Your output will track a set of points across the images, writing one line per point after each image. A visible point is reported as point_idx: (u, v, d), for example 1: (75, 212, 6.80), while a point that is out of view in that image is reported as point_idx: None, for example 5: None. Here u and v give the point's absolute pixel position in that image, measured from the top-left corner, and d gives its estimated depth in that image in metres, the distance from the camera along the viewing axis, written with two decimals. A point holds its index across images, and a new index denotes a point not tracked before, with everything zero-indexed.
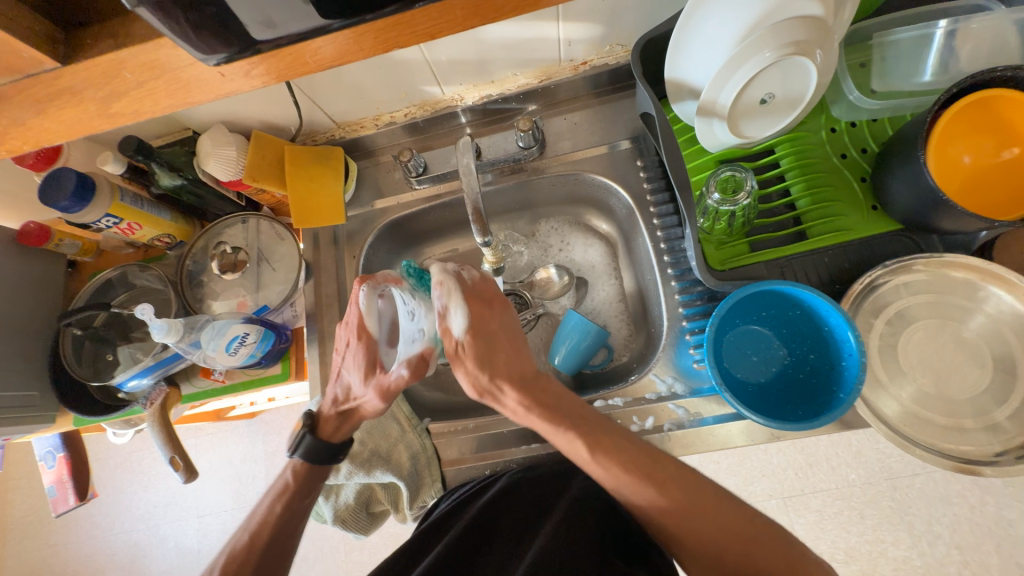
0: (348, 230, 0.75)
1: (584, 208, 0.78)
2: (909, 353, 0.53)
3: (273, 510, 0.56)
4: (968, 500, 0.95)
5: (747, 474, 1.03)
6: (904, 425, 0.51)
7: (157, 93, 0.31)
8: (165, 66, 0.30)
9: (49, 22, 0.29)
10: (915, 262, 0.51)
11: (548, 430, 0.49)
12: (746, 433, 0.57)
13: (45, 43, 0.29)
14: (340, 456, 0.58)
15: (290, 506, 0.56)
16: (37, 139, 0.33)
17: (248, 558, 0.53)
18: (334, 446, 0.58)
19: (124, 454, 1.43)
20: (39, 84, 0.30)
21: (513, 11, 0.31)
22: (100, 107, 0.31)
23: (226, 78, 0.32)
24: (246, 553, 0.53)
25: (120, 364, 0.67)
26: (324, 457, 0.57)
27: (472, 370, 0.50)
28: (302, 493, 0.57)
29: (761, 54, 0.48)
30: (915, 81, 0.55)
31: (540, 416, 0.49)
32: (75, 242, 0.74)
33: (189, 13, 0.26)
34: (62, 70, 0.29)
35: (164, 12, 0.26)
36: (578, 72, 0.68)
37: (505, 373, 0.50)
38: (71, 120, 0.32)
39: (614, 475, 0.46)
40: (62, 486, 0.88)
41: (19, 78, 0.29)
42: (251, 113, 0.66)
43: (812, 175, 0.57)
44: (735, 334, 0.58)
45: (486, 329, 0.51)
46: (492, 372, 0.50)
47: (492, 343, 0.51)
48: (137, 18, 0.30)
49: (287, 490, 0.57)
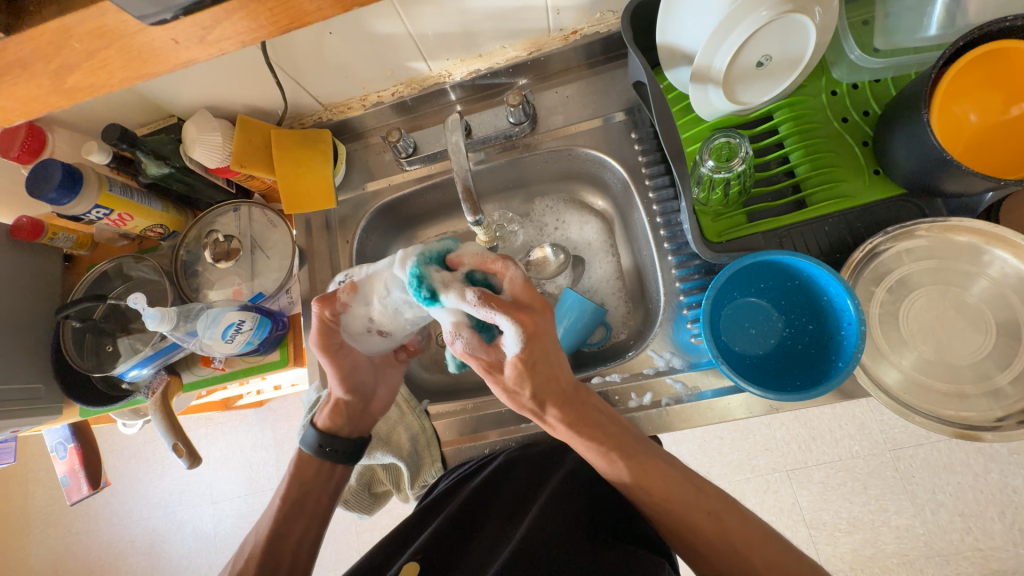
0: (340, 215, 0.74)
1: (579, 184, 0.76)
2: (910, 321, 0.52)
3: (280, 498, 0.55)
4: (972, 469, 0.95)
5: (751, 448, 1.04)
6: (904, 392, 0.50)
7: (110, 62, 0.31)
8: (118, 33, 0.29)
9: None
10: (918, 227, 0.50)
11: (587, 449, 0.49)
12: (745, 406, 0.57)
13: None
14: (332, 449, 0.56)
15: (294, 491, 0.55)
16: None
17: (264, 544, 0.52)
18: (324, 434, 0.56)
19: (137, 445, 1.46)
20: None
21: None
22: (54, 80, 0.31)
23: (181, 45, 0.31)
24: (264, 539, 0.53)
25: (121, 355, 0.68)
26: (325, 450, 0.56)
27: (514, 387, 0.46)
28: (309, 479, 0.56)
29: (757, 13, 0.46)
30: (919, 37, 0.52)
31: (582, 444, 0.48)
32: (69, 236, 0.74)
33: None
34: (7, 40, 0.28)
35: None
36: (568, 42, 0.66)
37: (554, 391, 0.47)
38: (28, 94, 0.31)
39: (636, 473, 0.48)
40: (74, 475, 0.90)
41: None
42: (234, 96, 0.64)
43: (811, 141, 0.55)
44: (733, 308, 0.57)
45: (527, 373, 0.45)
46: (539, 393, 0.47)
47: (543, 377, 0.46)
48: None
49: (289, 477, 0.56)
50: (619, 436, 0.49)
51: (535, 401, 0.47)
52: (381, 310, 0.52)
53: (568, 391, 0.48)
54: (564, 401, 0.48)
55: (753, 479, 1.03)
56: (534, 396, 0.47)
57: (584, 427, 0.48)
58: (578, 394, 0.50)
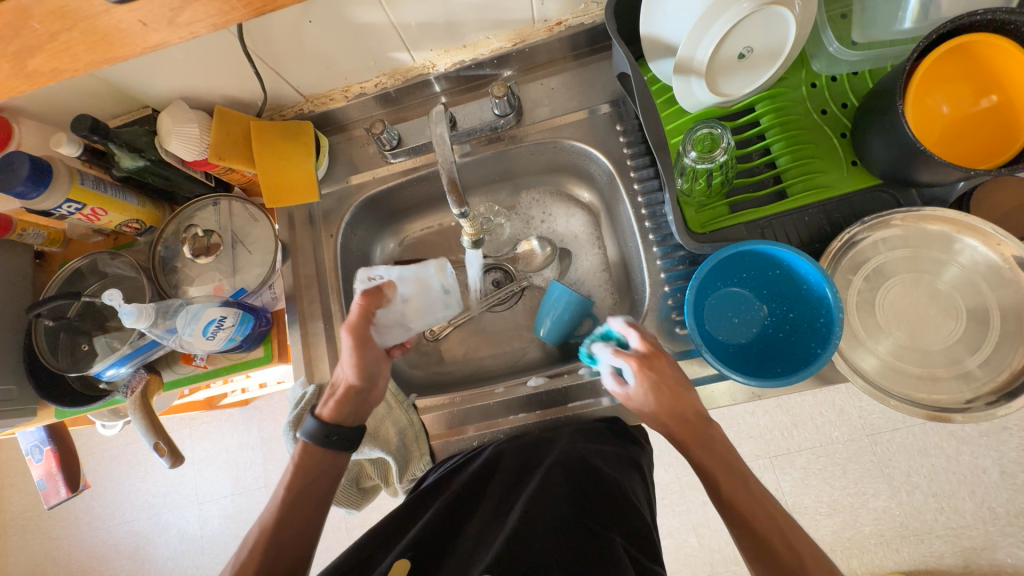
0: (324, 209, 0.73)
1: (565, 177, 0.76)
2: (886, 308, 0.53)
3: (277, 496, 0.53)
4: (945, 451, 0.99)
5: (735, 436, 1.06)
6: (880, 376, 0.52)
7: (73, 46, 0.30)
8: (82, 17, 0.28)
9: None
10: (892, 217, 0.51)
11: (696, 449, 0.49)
12: (728, 394, 0.58)
13: None
14: (340, 440, 0.54)
15: (291, 490, 0.53)
16: None
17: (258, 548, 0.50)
18: (332, 425, 0.54)
19: (118, 447, 1.43)
20: None
21: None
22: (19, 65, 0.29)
23: (150, 28, 0.30)
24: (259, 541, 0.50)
25: (98, 354, 0.66)
26: (332, 440, 0.54)
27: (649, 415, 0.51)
28: (302, 476, 0.53)
29: (737, 5, 0.46)
30: (895, 29, 0.52)
31: (704, 464, 0.49)
32: (40, 232, 0.72)
33: None
34: None
35: None
36: (552, 33, 0.65)
37: (672, 416, 0.49)
38: None
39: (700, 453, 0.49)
40: (52, 479, 0.88)
41: None
42: (210, 87, 0.63)
43: (791, 132, 0.57)
44: (717, 298, 0.58)
45: (657, 400, 0.50)
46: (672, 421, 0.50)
47: (675, 402, 0.49)
48: None
49: (287, 474, 0.53)
50: (698, 428, 0.50)
51: (668, 428, 0.50)
52: (412, 306, 0.60)
53: (694, 417, 0.50)
54: (682, 426, 0.50)
55: None
56: (667, 420, 0.50)
57: (694, 451, 0.49)
58: (701, 423, 0.50)
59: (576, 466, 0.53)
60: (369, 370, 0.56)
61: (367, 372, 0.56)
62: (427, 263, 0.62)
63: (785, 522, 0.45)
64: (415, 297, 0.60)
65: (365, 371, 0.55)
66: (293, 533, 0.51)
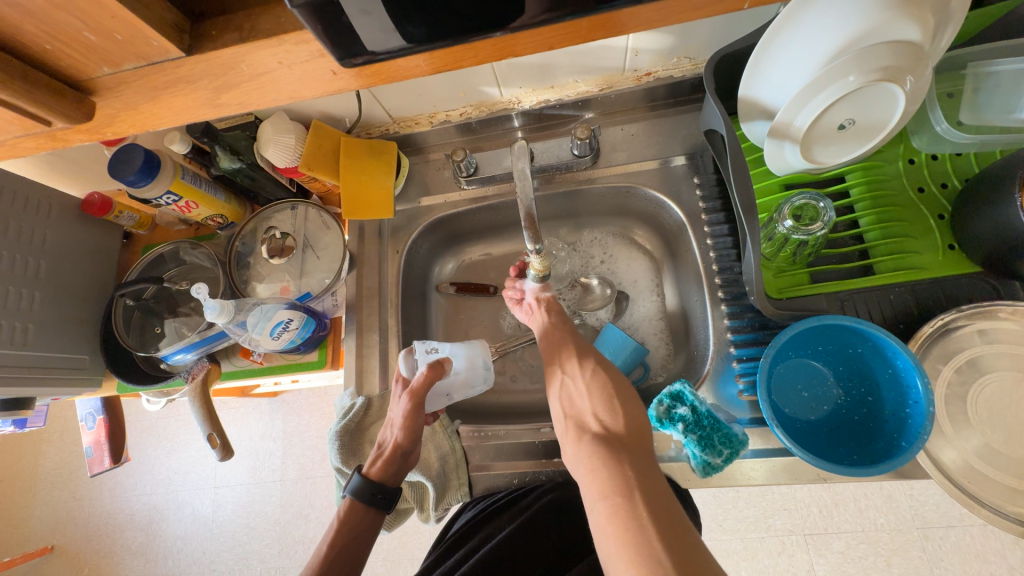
0: (393, 225, 0.76)
1: (630, 220, 0.76)
2: (979, 405, 0.49)
3: (319, 552, 0.52)
4: (1007, 561, 0.90)
5: (768, 506, 1.00)
6: (967, 481, 0.48)
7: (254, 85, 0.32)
8: (268, 69, 0.30)
9: (179, 11, 0.29)
10: (998, 308, 0.49)
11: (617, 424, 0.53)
12: (788, 471, 0.55)
13: (175, 32, 0.28)
14: (383, 498, 0.55)
15: (335, 545, 0.53)
16: (142, 124, 0.33)
17: None
18: (377, 484, 0.56)
19: (151, 419, 1.48)
20: (160, 71, 0.30)
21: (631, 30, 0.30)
22: (210, 97, 0.31)
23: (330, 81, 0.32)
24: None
25: (165, 337, 0.69)
26: (375, 499, 0.55)
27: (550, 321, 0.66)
28: (344, 532, 0.54)
29: (845, 79, 0.45)
30: (1012, 117, 0.51)
31: (595, 395, 0.56)
32: (132, 215, 0.77)
33: (318, 25, 0.26)
34: (185, 59, 0.29)
35: (311, 17, 0.25)
36: (640, 82, 0.67)
37: (554, 331, 0.65)
38: (180, 108, 0.32)
39: (621, 445, 0.50)
40: (98, 448, 0.92)
41: (144, 64, 0.29)
42: (313, 103, 0.67)
43: (884, 207, 0.55)
44: (786, 367, 0.55)
45: (556, 315, 0.66)
46: (564, 333, 0.64)
47: (575, 333, 0.64)
48: (261, 11, 0.30)
49: (330, 529, 0.54)
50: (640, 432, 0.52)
51: (555, 343, 0.63)
52: (459, 378, 0.62)
53: (567, 330, 0.64)
54: (577, 343, 0.62)
55: (768, 539, 0.99)
56: (556, 327, 0.65)
57: (559, 357, 0.62)
58: (580, 340, 0.63)
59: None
60: (417, 435, 0.56)
61: (415, 435, 0.56)
62: (476, 341, 0.64)
63: (669, 515, 0.43)
64: (463, 373, 0.62)
65: (413, 436, 0.56)
66: None
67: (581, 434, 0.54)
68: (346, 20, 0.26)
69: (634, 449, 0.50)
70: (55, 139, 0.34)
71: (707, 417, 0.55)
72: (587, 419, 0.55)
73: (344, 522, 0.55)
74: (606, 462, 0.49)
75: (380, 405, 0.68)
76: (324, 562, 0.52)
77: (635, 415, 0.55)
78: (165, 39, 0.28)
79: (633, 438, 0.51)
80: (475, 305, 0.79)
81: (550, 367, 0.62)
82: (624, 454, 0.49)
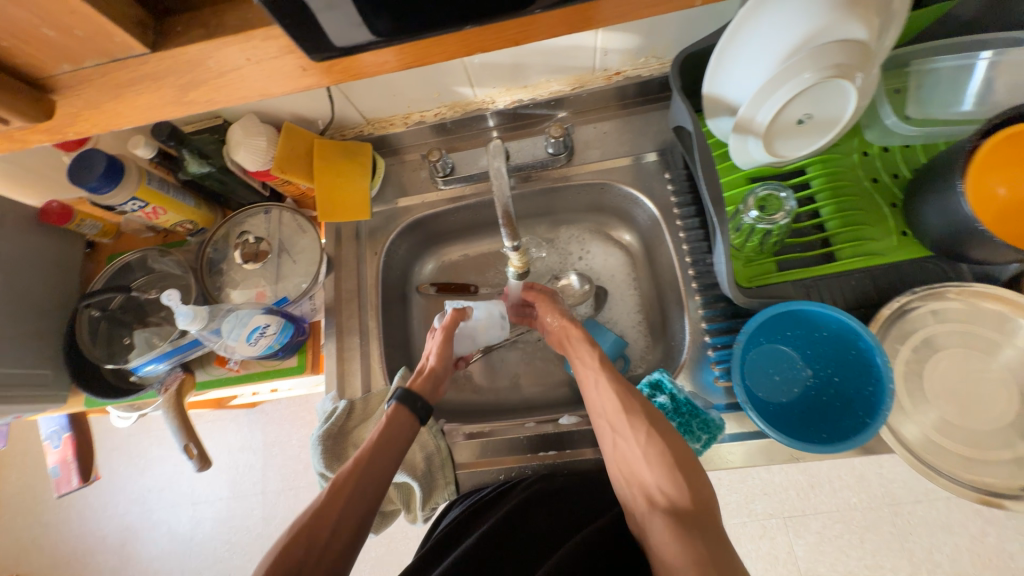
0: (370, 226, 0.75)
1: (606, 217, 0.78)
2: (934, 381, 0.53)
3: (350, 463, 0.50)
4: (969, 530, 0.95)
5: (749, 492, 1.03)
6: (926, 453, 0.51)
7: None
8: (234, 67, 0.30)
9: (142, 7, 0.29)
10: (947, 290, 0.52)
11: (683, 491, 0.47)
12: (764, 453, 0.57)
13: (139, 29, 0.28)
14: (423, 405, 0.57)
15: (374, 451, 0.51)
16: (104, 123, 0.32)
17: (332, 504, 0.47)
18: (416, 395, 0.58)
19: (121, 438, 1.42)
20: (123, 68, 0.29)
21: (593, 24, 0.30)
22: (176, 95, 0.31)
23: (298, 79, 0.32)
24: (336, 493, 0.48)
25: (135, 349, 0.66)
26: (416, 406, 0.56)
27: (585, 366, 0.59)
28: (387, 444, 0.53)
29: (801, 75, 0.47)
30: (953, 110, 0.55)
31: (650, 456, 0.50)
32: (95, 224, 0.74)
33: (282, 18, 0.26)
34: (149, 55, 0.29)
35: (276, 10, 0.25)
36: (610, 81, 0.68)
37: (588, 378, 0.58)
38: (145, 106, 0.31)
39: (689, 514, 0.45)
40: (66, 467, 0.87)
41: (106, 61, 0.29)
42: (283, 104, 0.66)
43: (842, 197, 0.57)
44: (758, 353, 0.57)
45: (588, 359, 0.59)
46: (603, 384, 0.56)
47: (618, 380, 0.56)
48: (226, 8, 0.30)
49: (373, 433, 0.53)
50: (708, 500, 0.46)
51: (598, 395, 0.56)
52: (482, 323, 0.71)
53: (603, 378, 0.56)
54: (620, 395, 0.54)
55: (750, 523, 1.02)
56: (592, 373, 0.58)
57: (606, 414, 0.54)
58: (625, 393, 0.54)
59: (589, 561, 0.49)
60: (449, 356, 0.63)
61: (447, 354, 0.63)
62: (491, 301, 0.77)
63: None
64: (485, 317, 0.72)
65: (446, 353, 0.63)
66: (363, 509, 0.48)
67: (649, 506, 0.49)
68: (312, 13, 0.26)
69: (704, 521, 0.45)
70: (11, 140, 0.32)
71: (686, 405, 0.57)
72: (649, 485, 0.49)
73: (386, 431, 0.54)
74: (674, 538, 0.44)
75: (362, 409, 0.67)
76: (355, 475, 0.49)
77: (701, 481, 0.48)
78: (127, 34, 0.27)
79: (701, 510, 0.45)
80: (457, 305, 0.80)
81: (599, 423, 0.55)
82: (693, 525, 0.44)
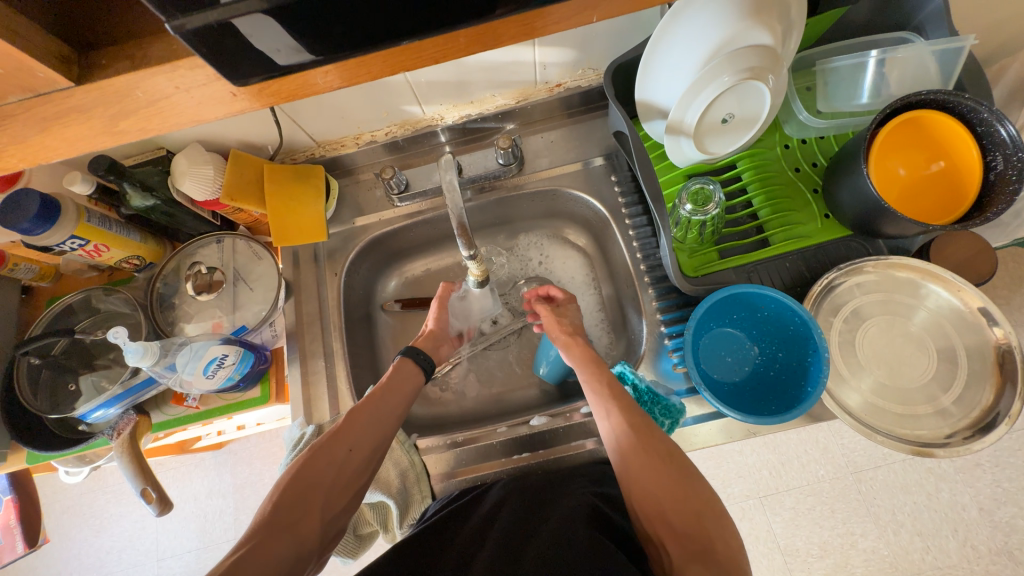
0: (328, 248, 0.75)
1: (561, 222, 0.81)
2: (864, 347, 0.58)
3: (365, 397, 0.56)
4: (925, 488, 1.00)
5: (725, 476, 1.07)
6: (865, 414, 0.55)
7: None
8: (164, 95, 0.30)
9: (64, 42, 0.29)
10: (865, 264, 0.56)
11: (704, 535, 0.44)
12: (724, 431, 0.60)
13: (62, 63, 0.28)
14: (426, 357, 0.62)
15: (380, 394, 0.56)
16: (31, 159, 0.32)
17: (340, 435, 0.52)
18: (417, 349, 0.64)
19: (72, 498, 1.31)
20: (49, 102, 0.29)
21: (513, 40, 0.32)
22: (106, 125, 0.31)
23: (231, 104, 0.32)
24: (348, 424, 0.53)
25: (82, 395, 0.63)
26: (420, 358, 0.62)
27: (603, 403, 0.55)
28: (395, 387, 0.58)
29: (720, 79, 0.51)
30: (855, 103, 0.61)
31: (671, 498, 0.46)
32: (31, 266, 0.70)
33: (207, 46, 0.26)
34: (74, 88, 0.29)
35: (200, 38, 0.26)
36: (552, 93, 0.72)
37: (608, 414, 0.54)
38: (74, 138, 0.31)
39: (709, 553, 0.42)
40: (7, 533, 0.81)
41: (30, 96, 0.29)
42: (229, 132, 0.66)
43: (769, 187, 0.63)
44: (710, 338, 0.61)
45: (608, 394, 0.55)
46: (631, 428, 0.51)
47: (640, 416, 0.52)
48: (153, 40, 0.30)
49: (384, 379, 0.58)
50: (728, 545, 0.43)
51: (618, 435, 0.51)
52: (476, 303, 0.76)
53: (631, 422, 0.51)
54: (637, 429, 0.50)
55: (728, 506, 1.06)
56: (609, 407, 0.54)
57: (629, 457, 0.49)
58: (653, 438, 0.50)
59: (579, 560, 0.44)
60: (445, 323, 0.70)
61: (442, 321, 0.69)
62: None
63: None
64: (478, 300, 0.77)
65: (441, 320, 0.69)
66: (370, 438, 0.53)
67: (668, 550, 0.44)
68: (237, 40, 0.27)
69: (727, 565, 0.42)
70: None
71: (647, 393, 0.59)
72: (667, 524, 0.45)
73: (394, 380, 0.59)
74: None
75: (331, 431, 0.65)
76: (362, 413, 0.54)
77: (724, 527, 0.45)
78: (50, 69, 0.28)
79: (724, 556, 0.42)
80: (423, 319, 0.80)
81: (618, 462, 0.51)
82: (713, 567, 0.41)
